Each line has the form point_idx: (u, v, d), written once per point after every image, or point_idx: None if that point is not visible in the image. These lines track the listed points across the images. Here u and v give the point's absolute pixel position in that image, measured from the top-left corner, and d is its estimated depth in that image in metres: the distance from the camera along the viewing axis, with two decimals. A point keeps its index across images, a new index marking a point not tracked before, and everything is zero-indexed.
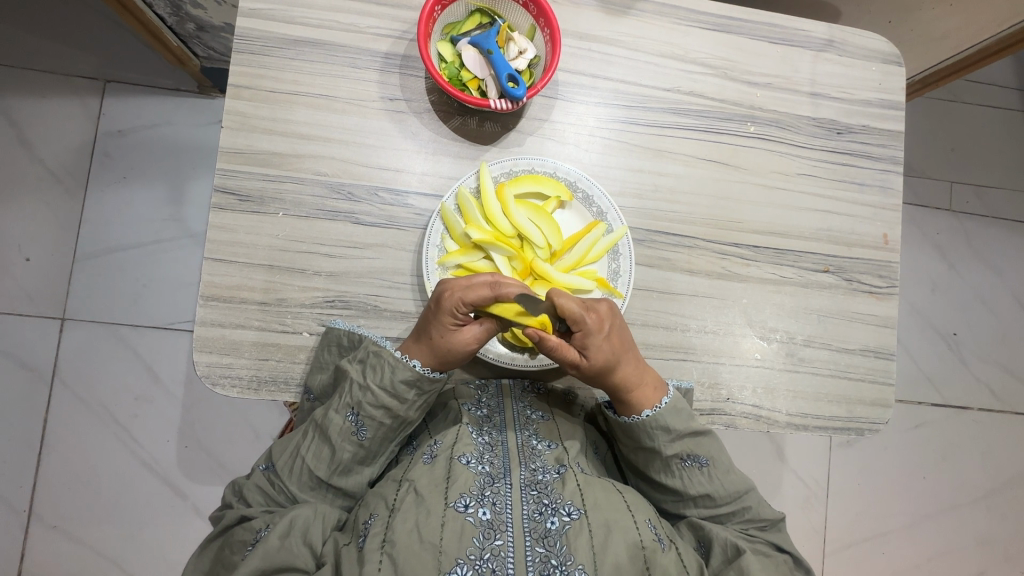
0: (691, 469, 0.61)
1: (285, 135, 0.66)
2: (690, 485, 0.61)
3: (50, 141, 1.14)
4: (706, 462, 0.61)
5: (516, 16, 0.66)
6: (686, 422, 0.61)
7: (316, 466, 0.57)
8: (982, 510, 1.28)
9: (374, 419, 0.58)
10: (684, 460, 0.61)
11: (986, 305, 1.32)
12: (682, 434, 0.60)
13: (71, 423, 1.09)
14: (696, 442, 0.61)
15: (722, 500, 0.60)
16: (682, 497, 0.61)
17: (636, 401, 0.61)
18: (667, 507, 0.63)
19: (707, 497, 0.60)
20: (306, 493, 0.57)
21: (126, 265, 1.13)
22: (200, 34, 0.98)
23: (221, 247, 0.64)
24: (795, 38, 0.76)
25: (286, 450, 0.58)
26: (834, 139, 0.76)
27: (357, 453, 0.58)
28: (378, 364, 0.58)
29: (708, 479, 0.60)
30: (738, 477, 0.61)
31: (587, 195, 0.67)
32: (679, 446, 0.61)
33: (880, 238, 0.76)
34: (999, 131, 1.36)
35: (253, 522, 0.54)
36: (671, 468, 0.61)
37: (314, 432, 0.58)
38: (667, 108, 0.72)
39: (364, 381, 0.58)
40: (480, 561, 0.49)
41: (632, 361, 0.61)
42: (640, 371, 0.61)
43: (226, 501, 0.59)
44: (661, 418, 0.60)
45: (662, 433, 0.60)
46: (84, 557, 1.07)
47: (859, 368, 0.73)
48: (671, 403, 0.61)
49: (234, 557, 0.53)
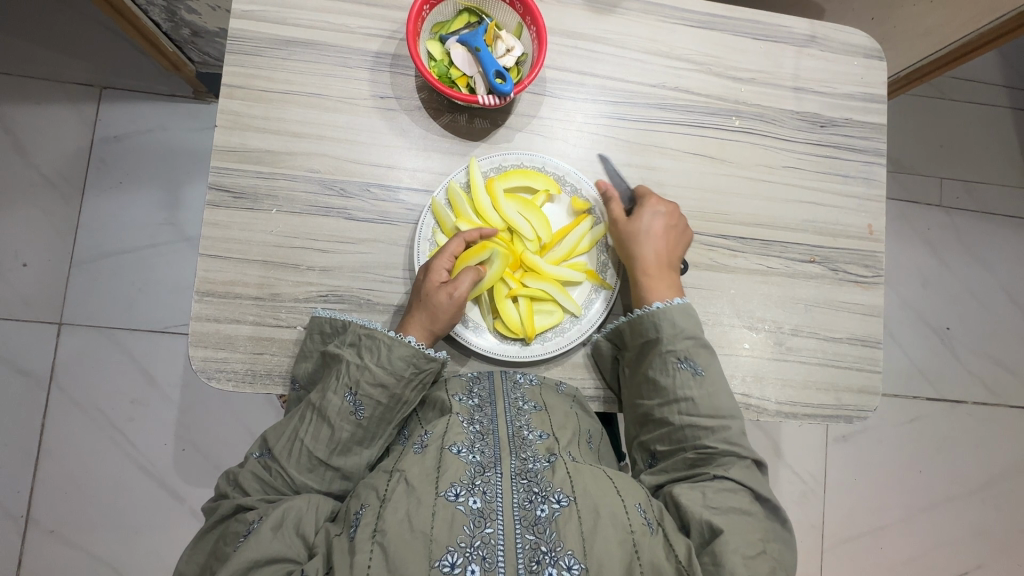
0: (685, 371, 0.63)
1: (278, 133, 0.68)
2: (679, 385, 0.63)
3: (46, 147, 1.15)
4: (700, 370, 0.64)
5: (503, 15, 0.67)
6: (693, 327, 0.65)
7: (314, 447, 0.58)
8: (977, 502, 1.29)
9: (372, 398, 0.59)
10: (680, 361, 0.64)
11: (976, 299, 1.34)
12: (685, 335, 0.65)
13: (69, 426, 1.10)
14: (695, 350, 0.65)
15: (705, 411, 0.62)
16: (667, 398, 0.64)
17: (649, 290, 0.67)
18: (652, 412, 0.65)
19: (691, 402, 0.62)
20: (304, 475, 0.58)
21: (123, 269, 1.14)
22: (195, 39, 1.00)
23: (215, 244, 0.65)
24: (778, 34, 0.77)
25: (284, 435, 0.59)
26: (819, 132, 0.77)
27: (355, 433, 0.59)
28: (374, 345, 0.60)
29: (698, 385, 0.63)
30: (725, 399, 0.63)
31: (575, 189, 0.69)
32: (680, 345, 0.64)
33: (865, 229, 0.77)
34: (985, 128, 1.38)
35: (247, 514, 0.55)
36: (667, 366, 0.64)
37: (312, 415, 0.59)
38: (653, 104, 0.74)
39: (360, 362, 0.59)
40: (471, 549, 0.50)
41: (663, 259, 0.67)
42: (666, 273, 0.67)
43: (220, 492, 0.59)
44: (666, 309, 0.65)
45: (666, 326, 0.65)
46: (82, 560, 1.07)
47: (846, 357, 0.74)
48: (681, 304, 0.65)
49: (228, 548, 0.54)
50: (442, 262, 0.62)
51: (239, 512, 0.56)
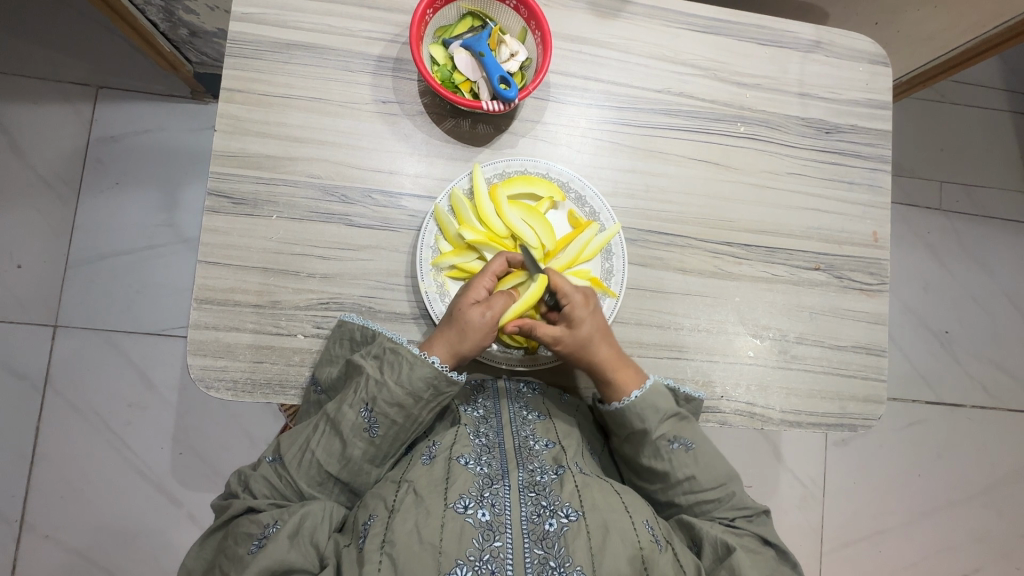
0: (679, 451, 0.61)
1: (279, 138, 0.67)
2: (678, 468, 0.61)
3: (41, 148, 1.13)
4: (691, 444, 0.62)
5: (507, 18, 0.67)
6: (672, 404, 0.62)
7: (326, 461, 0.57)
8: (977, 506, 1.29)
9: (387, 417, 0.57)
10: (671, 443, 0.61)
11: (977, 303, 1.34)
12: (668, 415, 0.62)
13: (65, 431, 1.08)
14: (680, 425, 0.62)
15: (708, 484, 0.61)
16: (669, 482, 0.61)
17: (619, 383, 0.62)
18: (656, 495, 0.63)
19: (693, 481, 0.61)
20: (313, 488, 0.57)
21: (119, 271, 1.13)
22: (193, 40, 0.99)
23: (215, 250, 0.64)
24: (783, 39, 0.77)
25: (297, 443, 0.58)
26: (824, 138, 0.77)
27: (367, 450, 0.58)
28: (396, 361, 0.58)
29: (694, 462, 0.61)
30: (721, 464, 0.62)
31: (579, 195, 0.68)
32: (666, 427, 0.62)
33: (870, 236, 0.77)
34: (986, 132, 1.38)
35: (261, 516, 0.54)
36: (660, 452, 0.61)
37: (326, 426, 0.58)
38: (657, 109, 0.73)
39: (380, 377, 0.58)
40: (480, 562, 0.49)
41: (614, 345, 0.63)
42: (622, 355, 0.64)
43: (230, 490, 0.59)
44: (647, 398, 0.61)
45: (651, 413, 0.61)
46: (79, 566, 1.06)
47: (851, 365, 0.74)
48: (653, 386, 0.62)
49: (238, 549, 0.53)
50: (480, 282, 0.61)
51: (250, 513, 0.56)
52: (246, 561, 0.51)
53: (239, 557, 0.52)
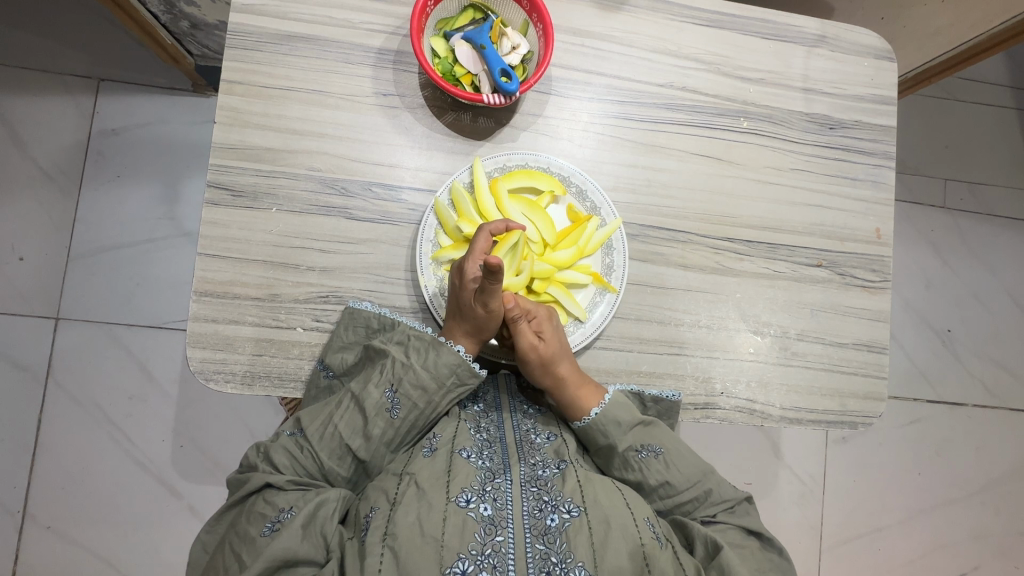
0: (648, 459, 0.61)
1: (278, 130, 0.66)
2: (649, 475, 0.61)
3: (44, 140, 1.13)
4: (660, 451, 0.61)
5: (508, 12, 0.66)
6: (634, 413, 0.62)
7: (349, 437, 0.57)
8: (977, 504, 1.29)
9: (410, 400, 0.58)
10: (639, 452, 0.61)
11: (979, 301, 1.33)
12: (631, 426, 0.62)
13: (69, 422, 1.09)
14: (646, 433, 0.62)
15: (683, 486, 0.61)
16: (644, 490, 0.61)
17: (579, 399, 0.62)
18: None
19: (666, 486, 0.61)
20: (332, 462, 0.57)
21: (123, 263, 1.13)
22: (194, 32, 0.98)
23: (214, 243, 0.64)
24: (789, 33, 0.76)
25: (318, 418, 0.58)
26: (827, 134, 0.76)
27: (387, 431, 0.58)
28: (423, 347, 0.60)
29: (666, 467, 0.61)
30: (694, 461, 0.62)
31: (580, 190, 0.68)
32: (632, 438, 0.62)
33: (872, 233, 0.76)
34: (990, 129, 1.37)
35: (278, 498, 0.54)
36: (629, 462, 0.61)
37: (350, 403, 0.58)
38: (659, 104, 0.73)
39: (406, 360, 0.59)
40: (483, 556, 0.49)
41: (576, 362, 0.64)
42: (584, 373, 0.64)
43: (248, 463, 0.58)
44: (608, 412, 0.61)
45: (614, 426, 0.61)
46: (81, 556, 1.06)
47: (852, 362, 0.73)
48: (614, 399, 0.62)
49: (251, 527, 0.53)
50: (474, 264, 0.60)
51: (267, 489, 0.55)
52: (260, 545, 0.52)
53: (252, 538, 0.52)
